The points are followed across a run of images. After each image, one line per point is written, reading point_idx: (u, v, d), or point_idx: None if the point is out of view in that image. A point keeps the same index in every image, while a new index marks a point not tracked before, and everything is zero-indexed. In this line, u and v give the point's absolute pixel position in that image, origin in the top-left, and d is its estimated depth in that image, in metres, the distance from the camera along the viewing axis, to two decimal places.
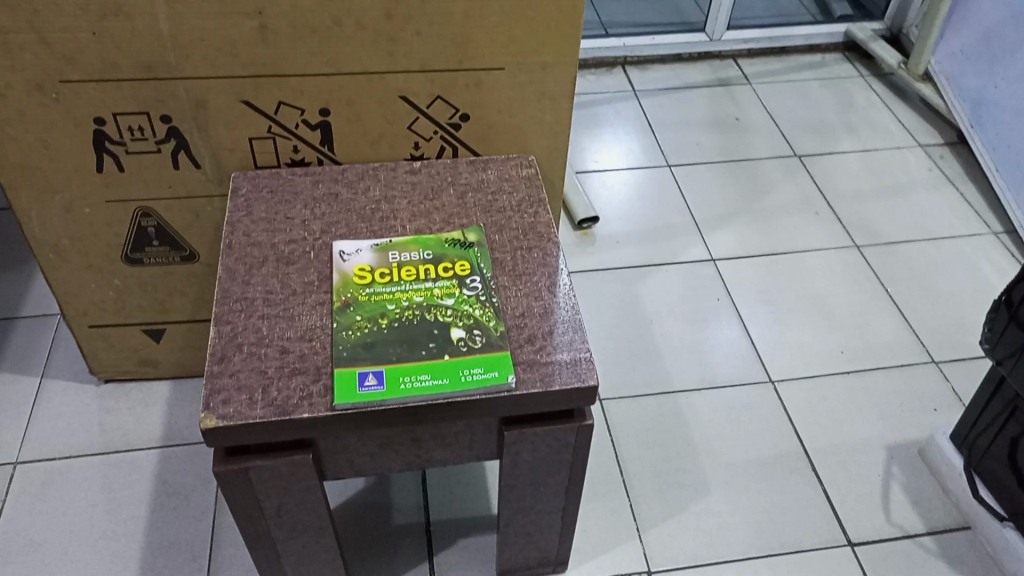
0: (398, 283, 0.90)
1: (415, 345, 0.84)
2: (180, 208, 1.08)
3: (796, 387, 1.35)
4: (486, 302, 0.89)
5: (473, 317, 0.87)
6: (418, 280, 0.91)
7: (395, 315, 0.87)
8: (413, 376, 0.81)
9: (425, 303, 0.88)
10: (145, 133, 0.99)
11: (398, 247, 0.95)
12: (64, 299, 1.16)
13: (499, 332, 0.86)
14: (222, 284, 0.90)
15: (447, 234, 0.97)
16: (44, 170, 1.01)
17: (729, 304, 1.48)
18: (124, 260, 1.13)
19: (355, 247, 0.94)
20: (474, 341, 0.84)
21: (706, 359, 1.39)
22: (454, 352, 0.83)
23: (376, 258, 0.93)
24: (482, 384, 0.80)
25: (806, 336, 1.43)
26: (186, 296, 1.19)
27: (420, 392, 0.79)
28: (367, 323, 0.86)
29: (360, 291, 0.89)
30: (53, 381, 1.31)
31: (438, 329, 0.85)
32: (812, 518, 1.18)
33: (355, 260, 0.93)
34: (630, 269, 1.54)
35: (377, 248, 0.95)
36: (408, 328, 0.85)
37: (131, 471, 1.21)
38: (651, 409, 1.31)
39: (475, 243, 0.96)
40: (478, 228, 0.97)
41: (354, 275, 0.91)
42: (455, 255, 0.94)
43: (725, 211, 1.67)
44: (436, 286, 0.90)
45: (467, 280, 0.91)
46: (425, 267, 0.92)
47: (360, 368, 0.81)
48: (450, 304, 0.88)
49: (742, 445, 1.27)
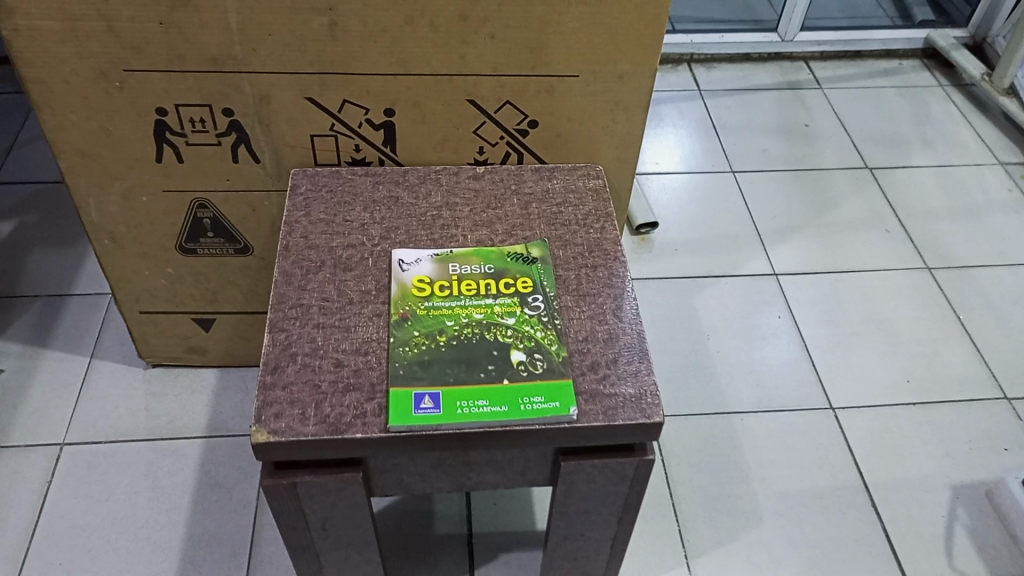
0: (458, 298, 0.87)
1: (474, 367, 0.81)
2: (237, 202, 1.06)
3: (857, 416, 1.30)
4: (548, 324, 0.85)
5: (534, 340, 0.83)
6: (478, 296, 0.87)
7: (454, 333, 0.84)
8: (471, 401, 0.78)
9: (485, 321, 0.85)
10: (206, 126, 0.97)
11: (458, 259, 0.91)
12: (118, 284, 1.15)
13: (561, 358, 0.82)
14: (278, 288, 0.87)
15: (509, 247, 0.93)
16: (104, 158, 0.99)
17: (790, 323, 1.43)
18: (178, 249, 1.11)
19: (415, 256, 0.91)
20: (536, 367, 0.81)
21: (763, 381, 1.34)
22: (514, 378, 0.80)
23: (436, 270, 0.90)
24: (543, 414, 0.77)
25: (869, 362, 1.38)
26: (238, 288, 1.17)
27: (478, 418, 0.77)
28: (425, 339, 0.83)
29: (418, 304, 0.86)
30: (103, 362, 1.31)
31: (497, 350, 0.82)
32: (869, 557, 1.13)
33: (414, 270, 0.90)
34: (687, 280, 1.49)
35: (437, 258, 0.91)
36: (467, 348, 0.82)
37: (175, 460, 1.20)
38: (704, 429, 1.27)
39: (538, 259, 0.92)
40: (542, 243, 0.94)
41: (413, 287, 0.88)
42: (517, 270, 0.90)
43: (790, 223, 1.61)
44: (497, 303, 0.87)
45: (529, 299, 0.87)
46: (486, 282, 0.89)
47: (416, 389, 0.79)
48: (511, 323, 0.85)
49: (797, 474, 1.22)
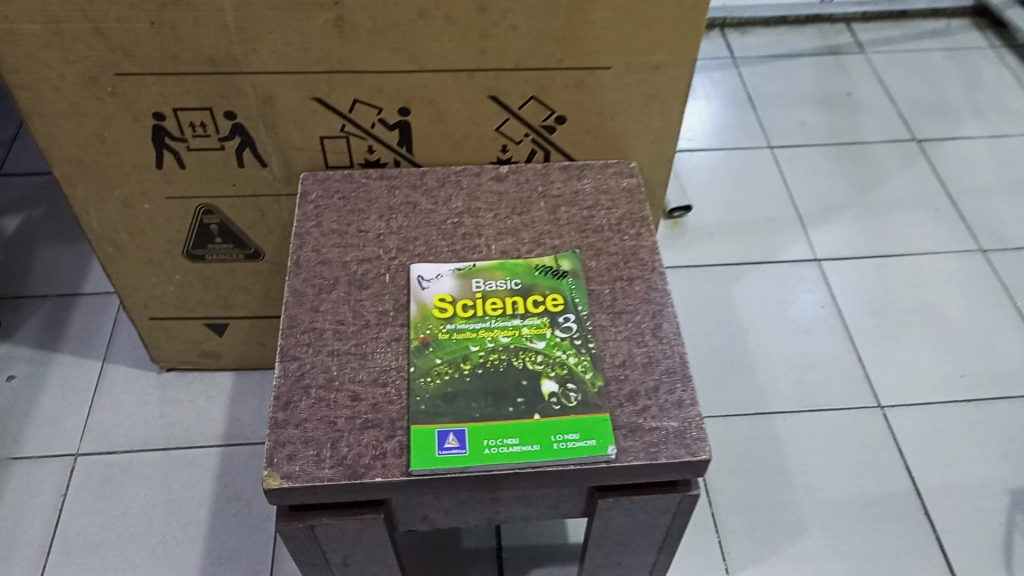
0: (483, 319, 0.80)
1: (502, 400, 0.74)
2: (245, 207, 0.99)
3: (907, 415, 1.23)
4: (582, 348, 0.78)
5: (567, 367, 0.77)
6: (505, 316, 0.80)
7: (479, 360, 0.77)
8: (499, 439, 0.72)
9: (513, 346, 0.78)
10: (208, 130, 0.90)
11: (483, 273, 0.84)
12: (124, 292, 1.09)
13: (597, 388, 0.75)
14: (288, 310, 0.81)
15: (537, 258, 0.86)
16: (102, 166, 0.92)
17: (834, 314, 1.35)
18: (185, 256, 1.05)
19: (435, 272, 0.84)
20: (570, 399, 0.74)
21: (805, 378, 1.27)
22: (546, 412, 0.73)
23: (458, 287, 0.83)
24: (578, 455, 0.71)
25: (920, 356, 1.30)
26: (251, 294, 1.11)
27: (506, 460, 0.70)
28: (448, 368, 0.76)
29: (440, 326, 0.79)
30: (114, 366, 1.26)
31: (526, 379, 0.76)
32: (922, 570, 1.07)
33: (434, 288, 0.83)
34: (724, 268, 1.41)
35: (460, 274, 0.84)
36: (493, 378, 0.76)
37: (192, 471, 1.15)
38: (743, 431, 1.20)
39: (569, 272, 0.84)
40: (574, 254, 0.86)
41: (433, 307, 0.81)
42: (546, 286, 0.83)
43: (832, 203, 1.51)
44: (525, 325, 0.80)
45: (560, 320, 0.80)
46: (514, 300, 0.82)
47: (439, 426, 0.72)
48: (541, 348, 0.78)
49: (843, 480, 1.16)
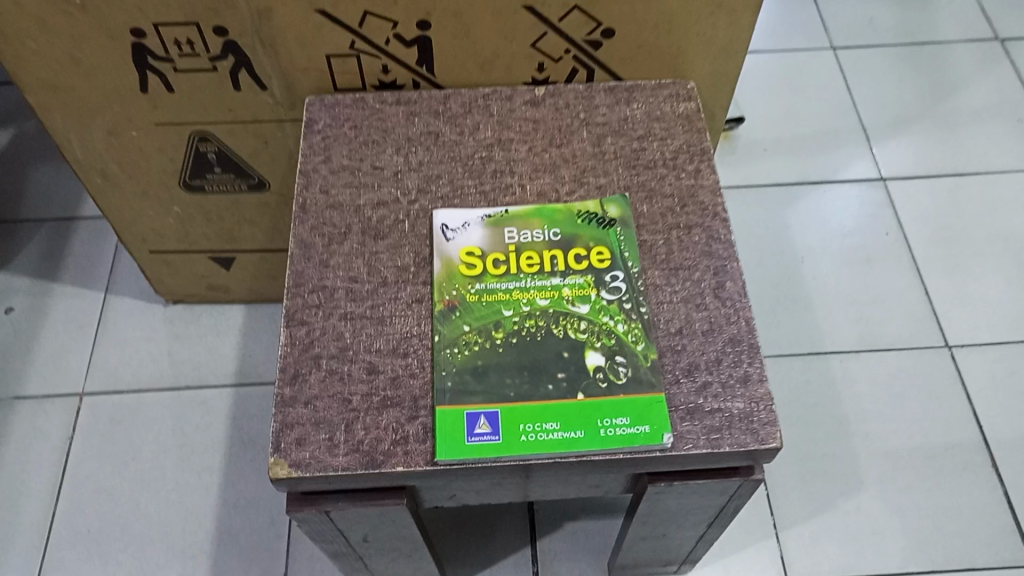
0: (517, 277, 0.69)
1: (540, 377, 0.64)
2: (245, 133, 0.88)
3: (978, 357, 1.12)
4: (632, 314, 0.68)
5: (615, 337, 0.66)
6: (543, 274, 0.70)
7: (513, 327, 0.67)
8: (537, 424, 0.62)
9: (553, 310, 0.68)
10: (196, 48, 0.77)
11: (517, 222, 0.73)
12: (120, 225, 0.99)
13: (650, 363, 0.65)
14: (294, 265, 0.71)
15: (579, 203, 0.74)
16: (78, 89, 0.80)
17: (900, 242, 1.22)
18: (183, 187, 0.94)
19: (462, 220, 0.73)
20: (619, 376, 0.64)
21: (866, 314, 1.16)
22: (591, 391, 0.64)
23: (489, 239, 0.72)
24: (629, 444, 0.61)
25: (994, 291, 1.18)
26: (257, 226, 1.01)
27: (546, 449, 0.61)
28: (478, 337, 0.66)
29: (467, 286, 0.69)
30: (118, 298, 1.18)
31: (568, 351, 0.66)
32: (987, 529, 0.99)
33: (461, 239, 0.72)
34: (778, 189, 1.28)
35: (490, 222, 0.73)
36: (530, 350, 0.66)
37: (204, 413, 1.08)
38: (797, 374, 1.11)
39: (617, 221, 0.73)
40: (623, 198, 0.74)
41: (460, 263, 0.70)
42: (590, 237, 0.72)
43: (902, 114, 1.36)
44: (566, 285, 0.69)
45: (607, 279, 0.69)
46: (553, 254, 0.71)
47: (468, 408, 0.63)
48: (585, 313, 0.68)
49: (905, 429, 1.07)
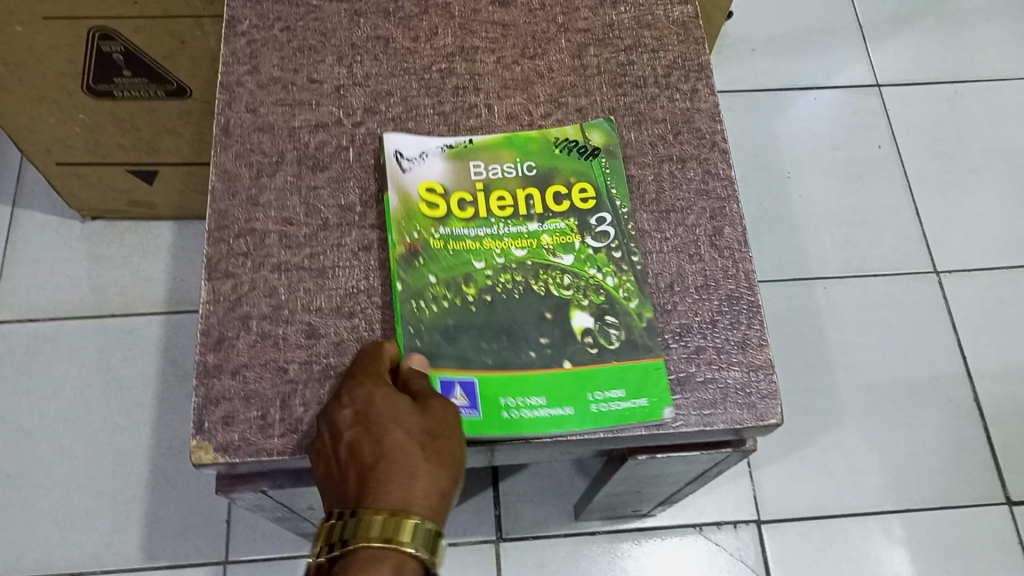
0: (488, 222, 0.59)
1: (519, 342, 0.55)
2: (156, 30, 0.73)
3: (967, 283, 1.06)
4: (621, 264, 0.58)
5: (603, 292, 0.57)
6: (518, 219, 0.59)
7: (486, 281, 0.57)
8: (519, 398, 0.53)
9: (532, 262, 0.58)
10: None
11: (484, 152, 0.62)
12: (16, 134, 0.85)
13: (644, 323, 0.56)
14: (216, 203, 0.59)
15: (557, 130, 0.63)
16: None
17: (892, 156, 1.13)
18: (87, 92, 0.80)
19: (418, 148, 0.61)
20: (611, 340, 0.55)
21: (854, 236, 1.08)
22: (579, 360, 0.55)
23: (451, 173, 0.60)
24: (626, 422, 0.53)
25: (988, 212, 1.10)
26: (180, 137, 0.88)
27: (530, 428, 0.53)
28: (445, 292, 0.56)
29: (431, 230, 0.58)
30: (27, 213, 1.04)
31: (550, 312, 0.56)
32: (966, 465, 0.96)
33: (420, 172, 0.60)
34: (765, 95, 1.16)
35: (451, 152, 0.62)
36: (506, 309, 0.56)
37: (132, 343, 0.98)
38: (778, 302, 1.03)
39: (602, 151, 0.62)
40: (609, 122, 0.63)
41: (421, 201, 0.59)
42: (571, 172, 0.61)
43: (902, 10, 1.24)
44: (545, 232, 0.59)
45: (592, 222, 0.59)
46: (528, 194, 0.60)
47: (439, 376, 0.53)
48: (568, 265, 0.58)
49: (888, 361, 1.01)
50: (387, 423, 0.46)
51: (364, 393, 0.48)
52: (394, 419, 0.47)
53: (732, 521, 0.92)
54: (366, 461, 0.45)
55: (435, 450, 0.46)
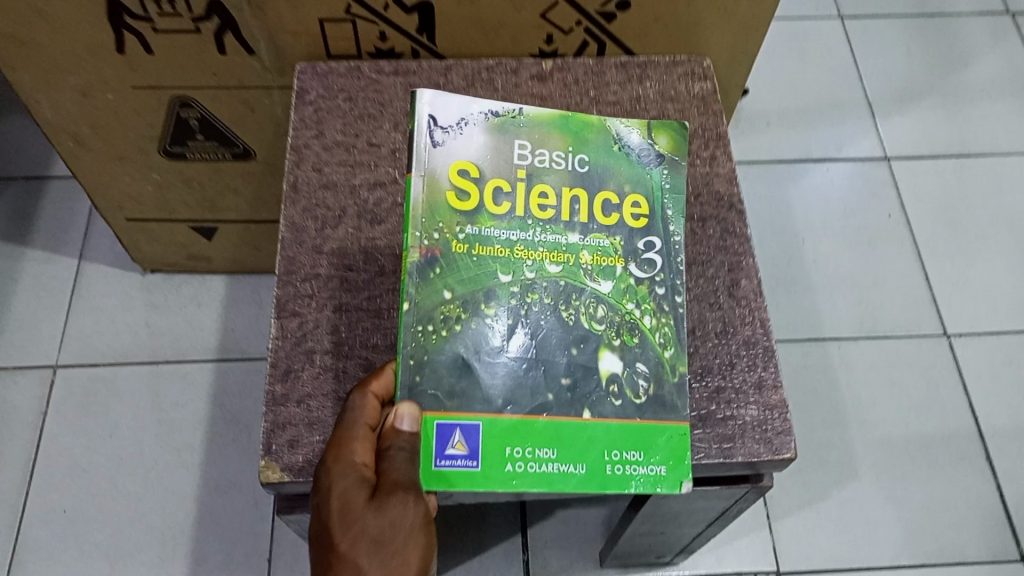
0: (523, 226, 0.57)
1: (539, 379, 0.53)
2: (230, 99, 0.82)
3: (977, 345, 1.10)
4: (664, 306, 0.57)
5: (638, 333, 0.56)
6: (557, 228, 0.58)
7: (513, 299, 0.56)
8: (525, 449, 0.51)
9: (563, 282, 0.57)
10: (178, 8, 0.71)
11: (530, 135, 0.60)
12: (94, 190, 0.93)
13: (676, 378, 0.56)
14: (285, 251, 0.66)
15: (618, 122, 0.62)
16: (48, 46, 0.74)
17: (902, 223, 1.20)
18: (162, 153, 0.88)
19: (457, 118, 0.58)
20: (638, 394, 0.54)
21: (866, 298, 1.13)
22: (598, 410, 0.53)
23: (489, 156, 0.58)
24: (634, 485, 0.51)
25: (996, 277, 1.15)
26: (240, 195, 0.96)
27: (536, 483, 0.51)
28: (459, 312, 0.54)
29: (453, 229, 0.56)
30: (92, 265, 1.12)
31: (577, 350, 0.55)
32: (980, 521, 0.99)
33: (453, 149, 0.58)
34: (781, 165, 1.24)
35: (494, 124, 0.59)
36: (533, 335, 0.55)
37: (184, 388, 1.04)
38: (795, 359, 1.08)
39: (665, 160, 0.61)
40: (677, 126, 0.62)
41: (449, 188, 0.57)
42: (620, 178, 0.59)
43: (909, 89, 1.32)
44: (586, 249, 0.57)
45: (640, 246, 0.58)
46: (574, 196, 0.59)
47: (442, 420, 0.52)
48: (606, 293, 0.57)
49: (902, 418, 1.05)
50: (342, 525, 0.49)
51: (324, 492, 0.50)
52: (348, 530, 0.49)
53: (752, 571, 0.95)
54: (323, 567, 0.49)
55: (385, 557, 0.49)
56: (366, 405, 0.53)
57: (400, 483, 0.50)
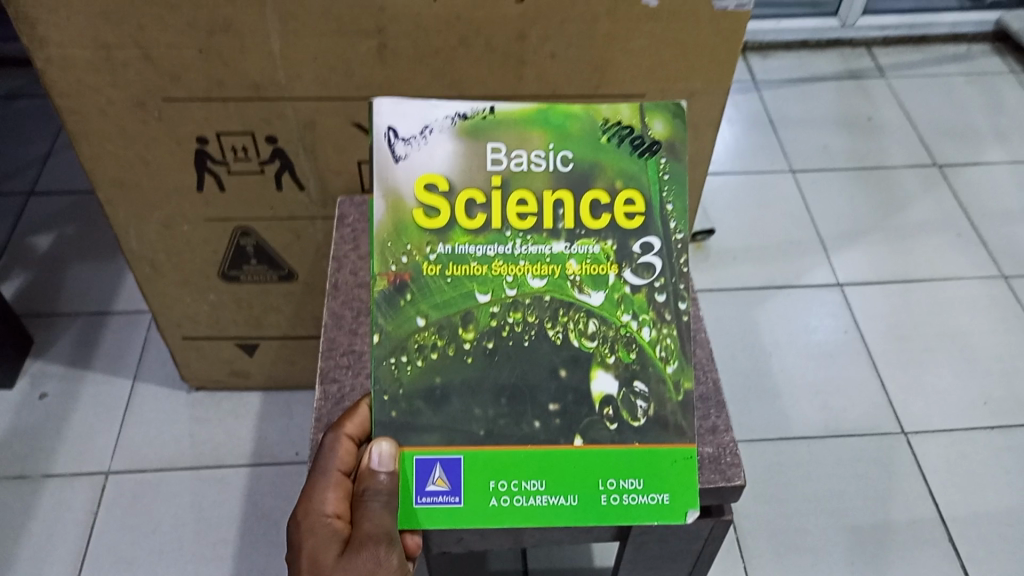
0: (502, 241, 0.64)
1: (525, 408, 0.61)
2: (282, 228, 1.01)
3: (933, 441, 1.23)
4: (666, 315, 0.63)
5: (636, 349, 0.63)
6: (539, 239, 0.64)
7: (500, 317, 0.63)
8: (512, 482, 0.59)
9: (549, 297, 0.64)
10: (249, 154, 0.91)
11: (507, 137, 0.66)
12: (158, 311, 1.11)
13: (681, 397, 0.62)
14: (327, 333, 0.82)
15: (609, 108, 0.66)
16: (144, 186, 0.94)
17: (858, 339, 1.35)
18: (220, 276, 1.06)
19: (420, 128, 0.65)
20: (637, 417, 0.61)
21: (830, 402, 1.27)
22: (590, 436, 0.61)
23: (460, 170, 0.65)
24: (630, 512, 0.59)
25: (945, 383, 1.30)
26: (282, 313, 1.13)
27: (528, 513, 0.59)
28: (433, 338, 0.63)
29: (424, 251, 0.64)
30: (144, 385, 1.27)
31: (565, 370, 0.62)
32: None
33: (420, 166, 0.65)
34: (747, 291, 1.42)
35: (462, 129, 0.66)
36: (522, 359, 0.62)
37: (221, 489, 1.16)
38: (769, 456, 1.21)
39: (661, 144, 0.66)
40: (676, 109, 0.66)
41: (417, 207, 0.64)
42: (607, 178, 0.65)
43: (856, 228, 1.52)
44: (572, 257, 0.64)
45: (635, 249, 0.64)
46: (558, 199, 0.65)
47: (421, 454, 0.60)
48: (597, 306, 0.64)
49: (870, 506, 1.16)
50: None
51: (304, 544, 0.59)
52: None
53: None
54: None
55: None
56: (339, 447, 0.62)
57: (371, 531, 0.58)
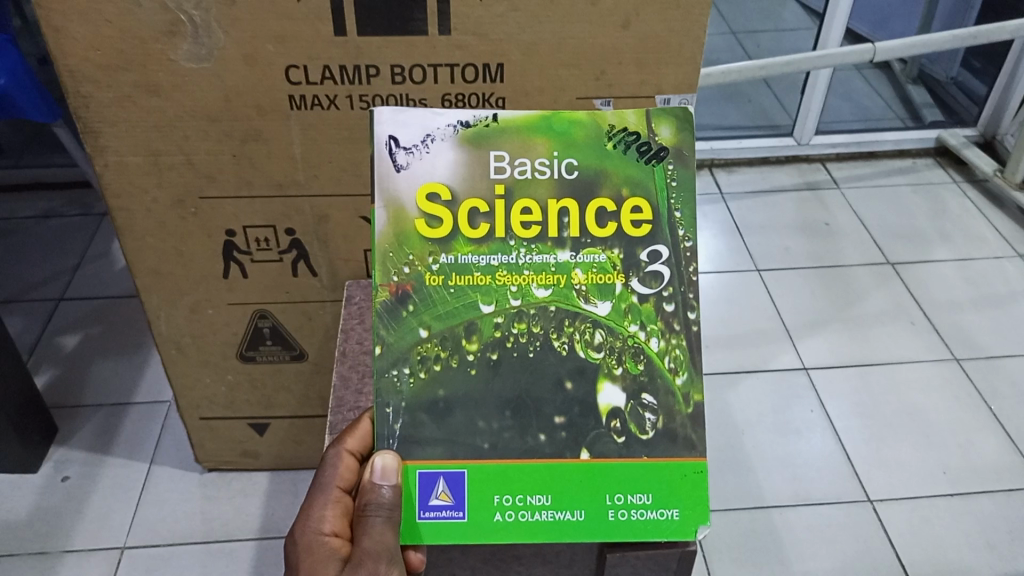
0: (507, 253, 0.71)
1: (531, 422, 0.70)
2: (295, 311, 1.14)
3: (896, 508, 1.31)
4: (676, 326, 0.71)
5: (644, 360, 0.71)
6: (545, 250, 0.71)
7: (509, 330, 0.71)
8: (518, 498, 0.68)
9: (554, 307, 0.71)
10: (270, 244, 1.06)
11: (510, 146, 0.72)
12: (181, 392, 1.22)
13: (689, 409, 0.70)
14: (336, 392, 0.94)
15: (615, 116, 0.72)
16: (177, 275, 1.08)
17: (823, 417, 1.46)
18: (238, 357, 1.18)
19: (421, 137, 0.71)
20: (644, 430, 0.69)
21: (798, 474, 1.36)
22: (596, 449, 0.69)
23: (463, 180, 0.71)
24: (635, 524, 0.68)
25: (906, 455, 1.40)
26: (291, 392, 1.25)
27: (535, 527, 0.67)
28: (436, 350, 0.71)
29: (425, 264, 0.71)
30: (160, 467, 1.37)
31: (569, 380, 0.70)
32: None
33: (421, 175, 0.71)
34: (719, 375, 1.54)
35: (462, 135, 0.72)
36: (529, 369, 0.70)
37: (230, 561, 1.24)
38: (744, 524, 1.29)
39: (668, 151, 0.72)
40: (682, 115, 0.72)
41: (417, 217, 0.71)
42: (612, 186, 0.71)
43: (818, 319, 1.66)
44: (577, 267, 0.71)
45: (645, 258, 0.71)
46: (564, 207, 0.71)
47: (423, 468, 0.68)
48: (604, 315, 0.71)
49: (839, 567, 1.23)
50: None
51: (302, 559, 0.67)
52: None
53: None
54: None
55: None
56: (341, 463, 0.72)
57: (371, 548, 0.64)
